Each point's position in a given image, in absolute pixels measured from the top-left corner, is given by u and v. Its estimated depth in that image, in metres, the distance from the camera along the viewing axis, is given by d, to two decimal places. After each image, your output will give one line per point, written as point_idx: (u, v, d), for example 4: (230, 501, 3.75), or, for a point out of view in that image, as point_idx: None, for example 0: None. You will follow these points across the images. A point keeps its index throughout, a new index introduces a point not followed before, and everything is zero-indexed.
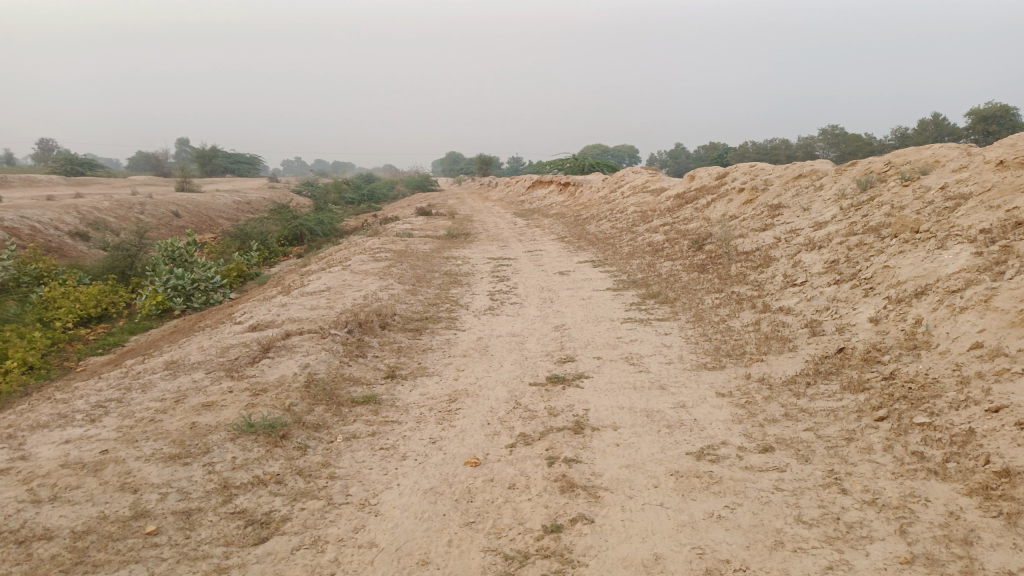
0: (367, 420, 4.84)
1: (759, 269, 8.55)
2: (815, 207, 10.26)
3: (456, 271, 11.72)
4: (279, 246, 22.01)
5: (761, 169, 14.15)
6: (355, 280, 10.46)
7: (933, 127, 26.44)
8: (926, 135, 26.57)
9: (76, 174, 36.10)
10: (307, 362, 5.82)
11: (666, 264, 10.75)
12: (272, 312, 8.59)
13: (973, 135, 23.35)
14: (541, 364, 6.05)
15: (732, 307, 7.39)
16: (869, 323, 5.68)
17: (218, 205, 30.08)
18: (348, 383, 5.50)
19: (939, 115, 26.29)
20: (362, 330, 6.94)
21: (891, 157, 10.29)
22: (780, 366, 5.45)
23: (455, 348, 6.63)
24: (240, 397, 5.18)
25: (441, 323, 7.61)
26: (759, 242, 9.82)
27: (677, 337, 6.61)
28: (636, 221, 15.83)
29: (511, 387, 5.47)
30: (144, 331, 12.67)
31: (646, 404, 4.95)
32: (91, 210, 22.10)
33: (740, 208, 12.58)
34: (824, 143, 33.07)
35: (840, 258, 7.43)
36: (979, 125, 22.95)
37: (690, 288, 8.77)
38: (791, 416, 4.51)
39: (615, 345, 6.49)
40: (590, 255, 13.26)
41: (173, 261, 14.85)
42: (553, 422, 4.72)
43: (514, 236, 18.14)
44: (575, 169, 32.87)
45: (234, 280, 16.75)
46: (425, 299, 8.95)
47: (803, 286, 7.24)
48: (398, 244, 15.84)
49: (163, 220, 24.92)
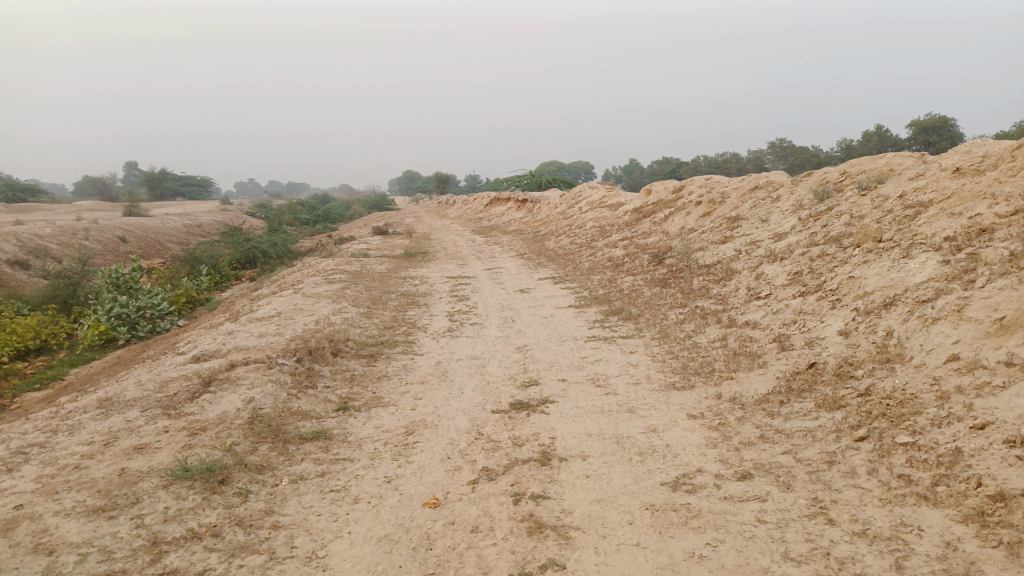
0: (316, 459, 4.47)
1: (722, 282, 8.40)
2: (774, 219, 10.20)
3: (413, 291, 11.36)
4: (230, 270, 21.33)
5: (717, 181, 14.14)
6: (308, 304, 10.03)
7: (877, 139, 27.05)
8: (870, 146, 27.18)
9: (16, 200, 34.69)
10: (252, 396, 5.41)
11: (627, 279, 10.57)
12: (218, 341, 8.12)
13: (914, 146, 23.88)
14: (504, 389, 5.73)
15: (698, 322, 7.19)
16: (839, 336, 5.51)
17: (167, 228, 29.15)
18: (296, 419, 5.11)
19: (882, 126, 26.92)
20: (313, 358, 6.54)
21: (845, 167, 10.30)
22: (752, 384, 5.23)
23: (411, 374, 6.28)
24: (177, 438, 4.75)
25: (397, 348, 7.26)
26: (720, 255, 9.69)
27: (642, 355, 6.37)
28: (595, 236, 15.68)
29: (471, 415, 5.14)
30: (86, 364, 11.99)
31: (615, 429, 4.68)
32: (32, 237, 21.14)
33: (698, 221, 12.50)
34: (774, 155, 33.64)
35: (804, 269, 7.30)
36: (920, 136, 23.50)
37: (653, 303, 8.56)
38: (767, 438, 4.28)
39: (580, 365, 6.21)
40: (551, 272, 13.02)
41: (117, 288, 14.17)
42: (518, 453, 4.41)
43: (472, 254, 17.86)
44: (532, 185, 32.81)
45: (182, 306, 16.07)
46: (381, 323, 8.58)
47: (768, 299, 7.08)
48: (353, 264, 15.42)
49: (109, 246, 24.02)
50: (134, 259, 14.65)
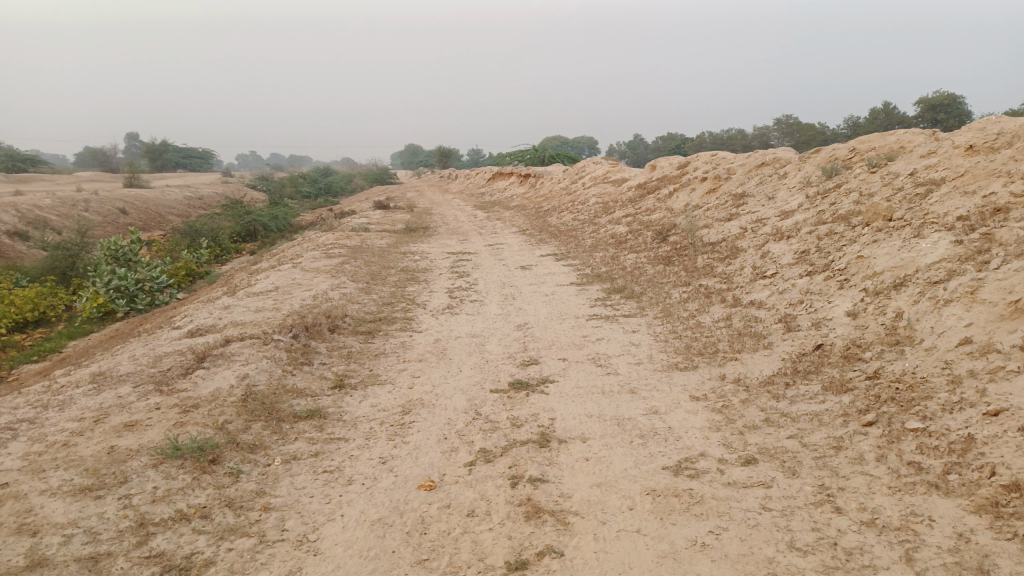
0: (310, 438, 4.37)
1: (726, 260, 8.25)
2: (780, 196, 10.01)
3: (413, 267, 11.22)
4: (231, 243, 21.19)
5: (722, 158, 13.92)
6: (306, 279, 9.89)
7: (884, 116, 26.68)
8: (877, 124, 26.81)
9: (16, 171, 34.43)
10: (246, 373, 5.30)
11: (631, 256, 10.42)
12: (215, 316, 8.00)
13: (922, 124, 23.54)
14: (503, 368, 5.62)
15: (702, 301, 7.05)
16: (846, 317, 5.38)
17: (167, 201, 28.94)
18: (290, 396, 5.00)
19: (890, 103, 26.54)
20: (309, 334, 6.43)
21: (854, 143, 10.09)
22: (757, 366, 5.11)
23: (410, 352, 6.16)
24: (168, 415, 4.65)
25: (395, 325, 7.14)
26: (724, 233, 9.53)
27: (645, 335, 6.24)
28: (598, 212, 15.49)
29: (470, 395, 5.04)
30: (84, 336, 11.90)
31: (616, 411, 4.57)
32: (31, 208, 20.97)
33: (703, 198, 12.31)
34: (780, 132, 33.24)
35: (811, 248, 7.15)
36: (928, 113, 23.15)
37: (656, 281, 8.42)
38: (772, 422, 4.17)
39: (582, 344, 6.09)
40: (552, 248, 12.86)
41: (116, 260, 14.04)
42: (517, 435, 4.30)
43: (474, 229, 17.68)
44: (535, 160, 32.49)
45: (182, 279, 15.96)
46: (380, 299, 8.45)
47: (774, 278, 6.94)
48: (354, 239, 15.27)
49: (109, 218, 23.85)
50: (133, 231, 14.51)
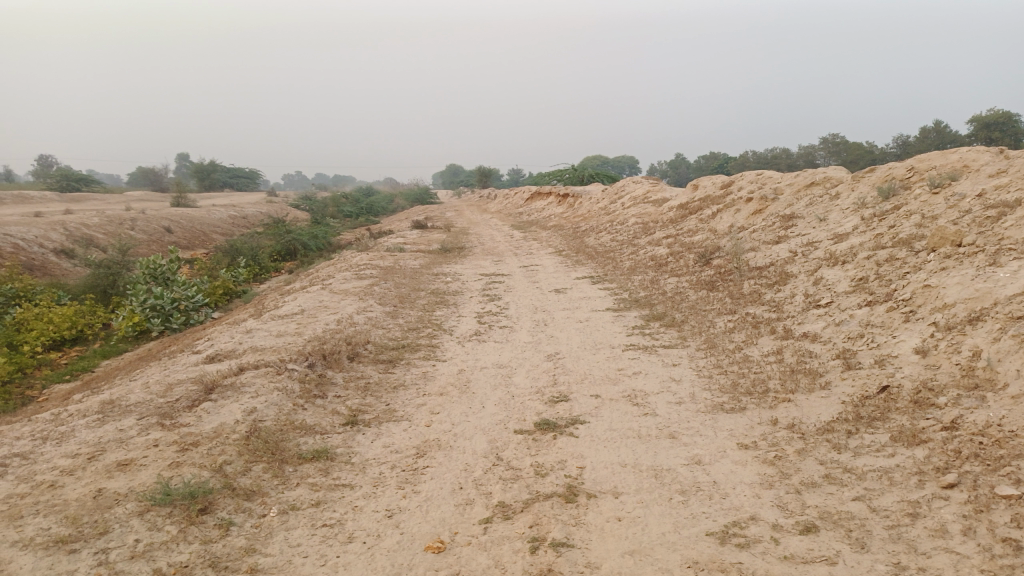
0: (312, 484, 3.97)
1: (775, 287, 7.67)
2: (832, 218, 9.39)
3: (444, 289, 10.85)
4: (270, 262, 21.17)
5: (768, 177, 13.31)
6: (333, 301, 9.59)
7: (935, 135, 25.64)
8: (928, 143, 25.76)
9: (71, 190, 35.30)
10: (253, 407, 4.94)
11: (671, 280, 9.89)
12: (236, 340, 7.72)
13: (975, 143, 22.48)
14: (530, 404, 5.16)
15: (748, 332, 6.50)
16: (915, 355, 4.79)
17: (212, 219, 29.27)
18: (298, 434, 4.62)
19: (941, 122, 25.49)
20: (326, 363, 6.06)
21: (913, 162, 9.44)
22: (813, 409, 4.56)
23: (431, 384, 5.75)
24: (165, 454, 4.30)
25: (419, 353, 6.74)
26: (772, 257, 8.95)
27: (687, 369, 5.73)
28: (637, 234, 14.97)
29: (491, 436, 4.59)
30: (118, 356, 11.78)
31: (653, 460, 4.07)
32: (79, 226, 21.29)
33: (749, 219, 11.72)
34: (825, 152, 32.27)
35: (870, 275, 6.56)
36: (981, 132, 22.12)
37: (699, 308, 7.88)
38: (834, 479, 3.63)
39: (617, 379, 5.60)
40: (589, 271, 12.38)
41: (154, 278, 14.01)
42: (540, 486, 3.84)
43: (510, 249, 17.29)
44: (574, 180, 32.10)
45: (218, 298, 15.86)
46: (406, 324, 8.07)
47: (829, 308, 6.36)
48: (387, 259, 15.01)
49: (154, 236, 24.12)
50: (173, 249, 14.50)
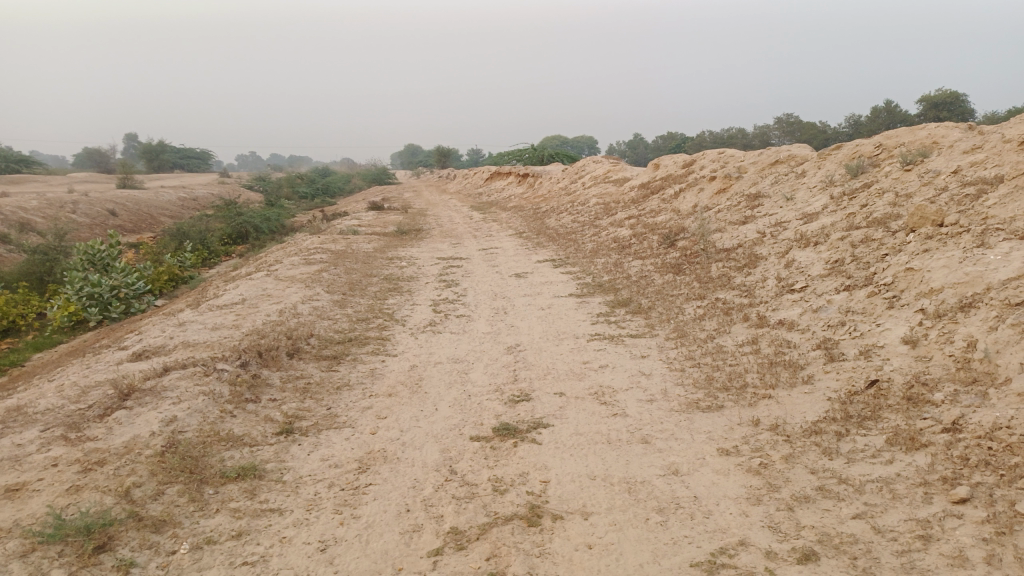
0: (234, 510, 3.42)
1: (745, 270, 7.29)
2: (800, 197, 9.06)
3: (397, 275, 10.27)
4: (220, 246, 20.23)
5: (730, 156, 12.97)
6: (278, 289, 8.93)
7: (886, 114, 25.71)
8: (879, 122, 25.85)
9: (10, 172, 33.44)
10: (173, 417, 4.35)
11: (636, 263, 9.48)
12: (168, 334, 7.04)
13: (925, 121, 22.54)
14: (488, 405, 4.67)
15: (720, 319, 6.10)
16: (903, 345, 4.42)
17: (160, 202, 28.01)
18: (222, 447, 4.06)
19: (892, 102, 25.57)
20: (262, 361, 5.47)
21: (881, 138, 9.14)
22: (797, 408, 4.15)
23: (378, 383, 5.22)
24: (63, 475, 3.70)
25: (367, 347, 6.18)
26: (740, 237, 8.59)
27: (656, 361, 5.29)
28: (598, 214, 14.55)
29: (444, 445, 4.09)
30: (51, 348, 10.92)
31: (626, 471, 3.63)
32: (14, 210, 20.03)
33: (713, 198, 11.36)
34: (781, 131, 32.28)
35: (846, 257, 6.20)
36: (930, 112, 22.20)
37: (666, 293, 7.47)
38: (828, 493, 3.22)
39: (583, 374, 5.14)
40: (551, 253, 11.90)
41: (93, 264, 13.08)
42: (499, 506, 3.36)
43: (469, 231, 16.75)
44: (533, 159, 31.58)
45: (162, 284, 14.97)
46: (354, 314, 7.49)
47: (804, 292, 5.99)
48: (340, 242, 14.32)
49: (96, 219, 22.89)
50: (112, 234, 13.59)
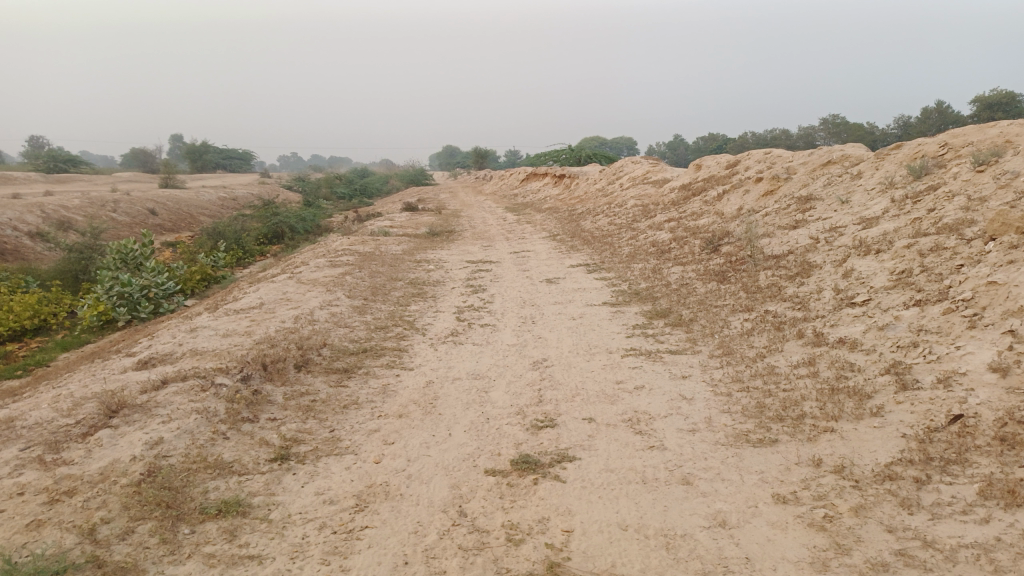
0: (207, 556, 2.97)
1: (797, 280, 6.66)
2: (856, 201, 8.37)
3: (424, 279, 9.83)
4: (255, 246, 20.08)
5: (777, 157, 12.26)
6: (299, 293, 8.55)
7: (937, 116, 24.52)
8: (929, 124, 24.67)
9: (59, 171, 33.95)
10: (160, 439, 3.94)
11: (676, 269, 8.88)
12: (178, 340, 6.68)
13: (978, 123, 21.38)
14: (508, 431, 4.17)
15: (770, 334, 5.50)
16: (991, 373, 3.78)
17: (200, 201, 28.10)
18: (207, 477, 3.63)
19: (943, 102, 24.38)
20: (267, 375, 5.04)
21: (946, 137, 8.40)
22: (866, 446, 3.56)
23: (389, 401, 4.75)
24: (26, 507, 3.29)
25: (381, 359, 5.72)
26: (790, 243, 7.95)
27: (699, 384, 4.72)
28: (636, 217, 13.95)
29: (455, 480, 3.59)
30: (78, 348, 10.69)
31: (664, 520, 3.09)
32: (57, 208, 20.15)
33: (759, 201, 10.70)
34: (826, 132, 31.14)
35: (914, 268, 5.55)
36: (984, 113, 21.03)
37: (709, 303, 6.87)
38: (912, 560, 2.63)
39: (617, 396, 4.60)
40: (585, 258, 11.35)
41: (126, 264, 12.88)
42: (512, 562, 2.85)
43: (502, 234, 16.29)
44: (570, 160, 30.98)
45: (195, 284, 14.77)
46: (373, 321, 7.04)
47: (866, 306, 5.36)
48: (369, 244, 13.95)
49: (137, 218, 22.98)
50: (148, 234, 12.99)
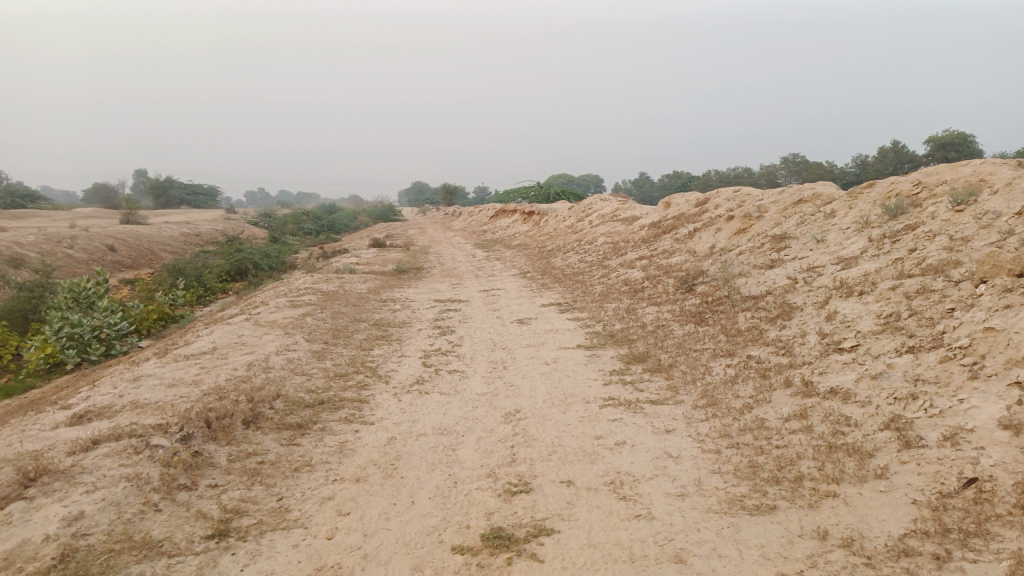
0: None
1: (779, 323, 6.40)
2: (832, 239, 8.20)
3: (388, 320, 9.39)
4: (217, 283, 19.41)
5: (747, 194, 12.15)
6: (256, 336, 8.06)
7: (894, 155, 24.96)
8: (886, 163, 25.09)
9: (15, 206, 32.85)
10: (80, 513, 3.44)
11: (651, 309, 8.59)
12: (118, 390, 6.14)
13: (933, 162, 21.74)
14: (478, 498, 3.75)
15: (756, 383, 5.18)
16: (1002, 430, 3.48)
17: (162, 237, 27.30)
18: (131, 560, 3.14)
19: (900, 142, 24.85)
20: (210, 433, 4.56)
21: (919, 176, 8.31)
22: (874, 514, 3.22)
23: (345, 462, 4.30)
24: None
25: (339, 413, 5.27)
26: (767, 283, 7.72)
27: (685, 439, 4.36)
28: (607, 254, 13.72)
29: (418, 560, 3.16)
30: (23, 391, 9.83)
31: None
32: (9, 245, 19.30)
33: (732, 239, 10.53)
34: (788, 170, 31.59)
35: (902, 311, 5.30)
36: (938, 153, 21.41)
37: (688, 347, 6.56)
38: None
39: (598, 455, 4.21)
40: (557, 297, 11.02)
41: (78, 303, 12.04)
42: None
43: (471, 271, 15.93)
44: (538, 197, 30.90)
45: (151, 324, 14.07)
46: (333, 368, 6.59)
47: (855, 353, 5.08)
48: (333, 282, 13.49)
49: (94, 255, 22.15)
50: (102, 271, 12.32)
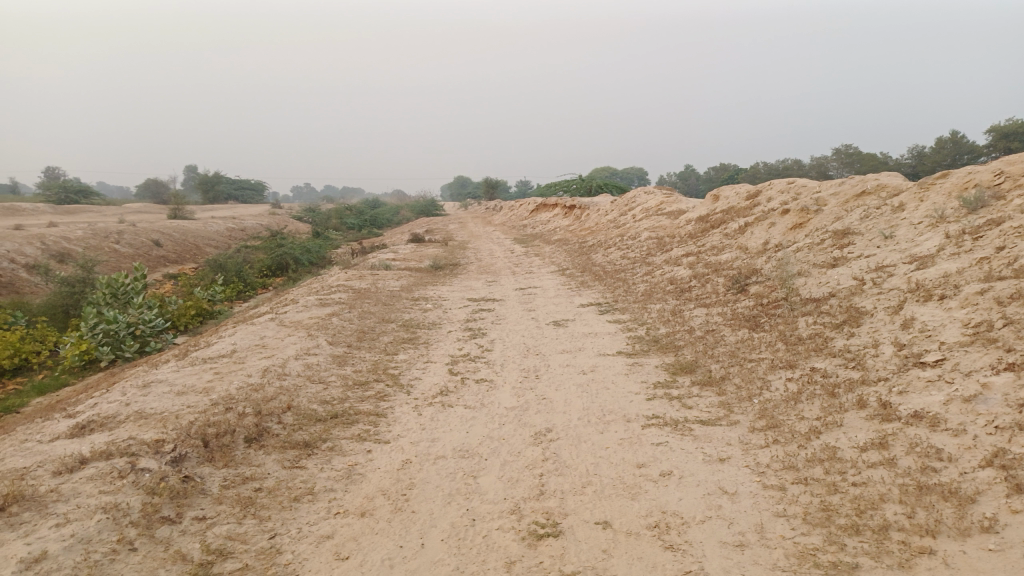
0: None
1: (845, 330, 5.70)
2: (901, 236, 7.43)
3: (418, 321, 8.92)
4: (256, 278, 19.23)
5: (802, 186, 11.34)
6: (279, 338, 7.65)
7: (953, 145, 23.55)
8: (945, 154, 23.70)
9: (69, 202, 33.42)
10: (42, 553, 2.95)
11: (699, 311, 7.93)
12: (127, 397, 5.75)
13: (996, 152, 20.39)
14: (499, 542, 3.20)
15: (823, 402, 4.53)
16: None
17: (207, 232, 27.40)
18: None
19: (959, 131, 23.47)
20: (207, 454, 4.11)
21: (1000, 164, 7.46)
22: None
23: (350, 491, 3.80)
24: None
25: (353, 429, 4.78)
26: (829, 285, 7.00)
27: (742, 472, 3.75)
28: (651, 250, 13.03)
29: None
30: (57, 388, 9.57)
31: None
32: (57, 240, 19.44)
33: (787, 234, 9.77)
34: (839, 162, 30.24)
35: (994, 320, 4.57)
36: (1001, 142, 20.06)
37: (742, 357, 5.91)
38: None
39: (641, 489, 3.63)
40: (598, 296, 10.41)
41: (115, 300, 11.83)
42: None
43: (510, 267, 15.41)
44: (580, 191, 30.19)
45: (188, 320, 13.85)
46: (353, 376, 6.12)
47: (940, 368, 4.38)
48: (368, 279, 13.09)
49: (140, 249, 22.24)
50: (139, 267, 12.09)
